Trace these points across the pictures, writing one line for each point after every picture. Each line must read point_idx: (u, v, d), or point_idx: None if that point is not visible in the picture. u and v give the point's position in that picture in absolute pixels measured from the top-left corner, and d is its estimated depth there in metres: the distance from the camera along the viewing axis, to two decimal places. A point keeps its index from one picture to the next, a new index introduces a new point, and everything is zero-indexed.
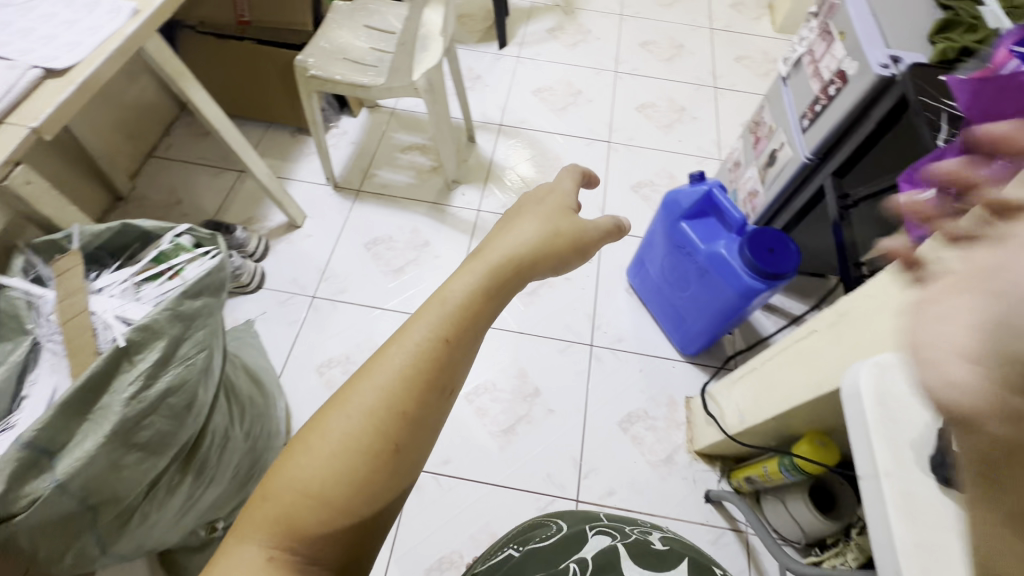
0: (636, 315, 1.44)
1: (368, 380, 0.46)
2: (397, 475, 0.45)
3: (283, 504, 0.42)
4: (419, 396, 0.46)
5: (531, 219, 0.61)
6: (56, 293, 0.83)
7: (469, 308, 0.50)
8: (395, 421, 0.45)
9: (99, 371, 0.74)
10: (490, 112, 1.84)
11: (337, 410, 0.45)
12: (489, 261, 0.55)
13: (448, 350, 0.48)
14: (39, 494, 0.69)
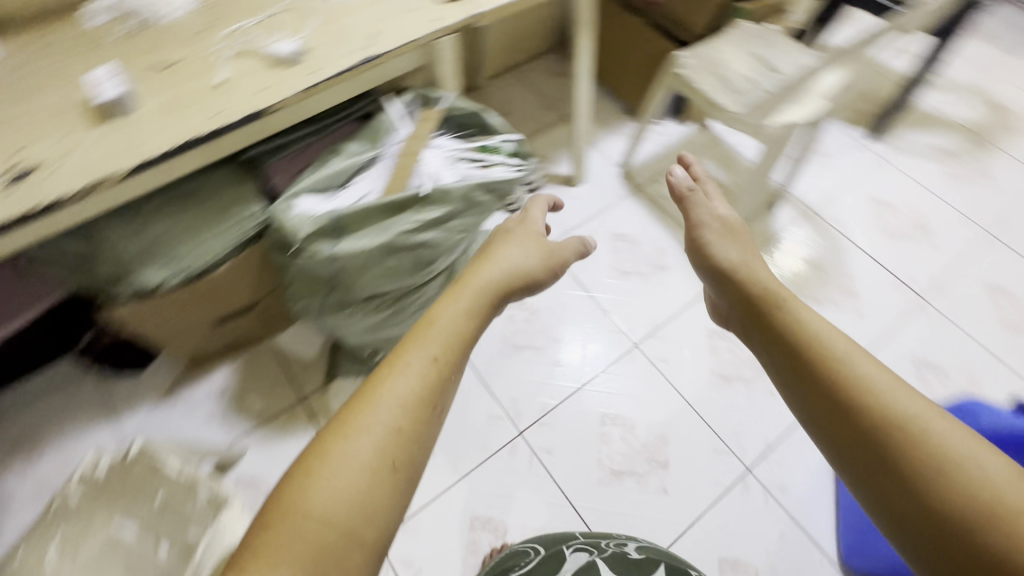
0: (818, 480, 1.21)
1: (371, 402, 0.52)
2: (399, 489, 0.50)
3: (292, 531, 0.45)
4: (415, 414, 0.53)
5: (508, 251, 0.76)
6: (410, 131, 1.04)
7: (449, 327, 0.61)
8: (394, 442, 0.51)
9: (396, 201, 0.93)
10: (809, 191, 1.67)
11: (344, 432, 0.50)
12: (468, 286, 0.68)
13: (438, 366, 0.56)
14: (318, 253, 0.91)
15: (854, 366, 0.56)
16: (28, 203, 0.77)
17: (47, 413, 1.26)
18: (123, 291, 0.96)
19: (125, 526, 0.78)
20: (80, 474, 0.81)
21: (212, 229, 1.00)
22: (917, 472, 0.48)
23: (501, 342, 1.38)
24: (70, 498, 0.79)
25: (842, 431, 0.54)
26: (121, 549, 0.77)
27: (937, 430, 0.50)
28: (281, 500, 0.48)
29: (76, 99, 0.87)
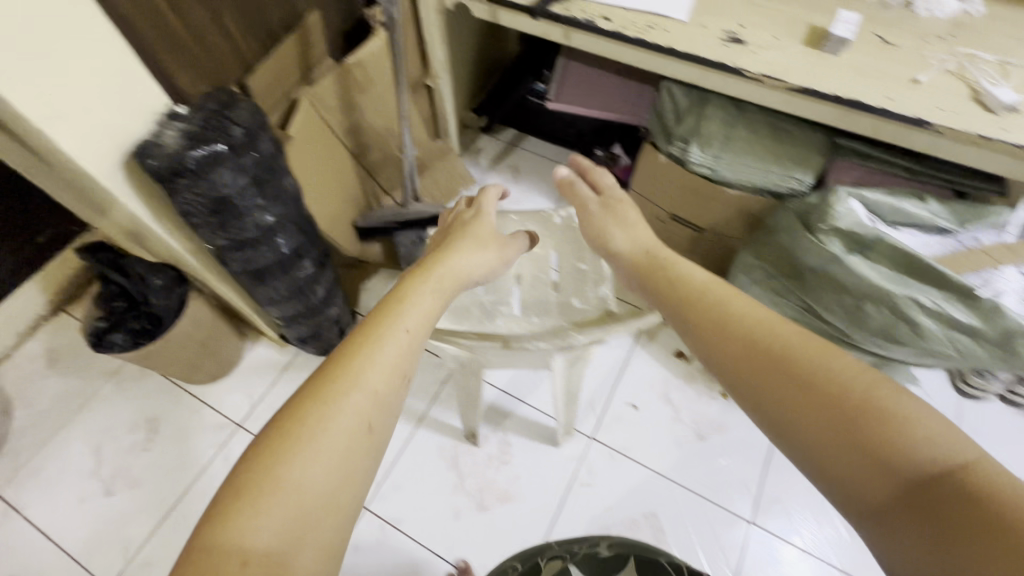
0: None
1: (356, 376, 0.64)
2: (370, 451, 0.61)
3: (277, 499, 0.54)
4: (375, 389, 0.64)
5: (479, 250, 0.89)
6: (1007, 240, 0.92)
7: (421, 303, 0.75)
8: (365, 410, 0.62)
9: (942, 275, 0.85)
10: None
11: (327, 404, 0.60)
12: (438, 275, 0.82)
13: (410, 339, 0.70)
14: (822, 246, 0.93)
15: (742, 312, 0.60)
16: (726, 60, 0.97)
17: (535, 167, 1.71)
18: (675, 146, 1.18)
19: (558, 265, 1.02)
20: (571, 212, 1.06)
21: (764, 163, 1.10)
22: (854, 408, 0.49)
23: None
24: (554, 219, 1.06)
25: (749, 367, 0.56)
26: (544, 269, 1.03)
27: (843, 368, 0.53)
28: (274, 459, 0.56)
29: (811, 21, 1.01)
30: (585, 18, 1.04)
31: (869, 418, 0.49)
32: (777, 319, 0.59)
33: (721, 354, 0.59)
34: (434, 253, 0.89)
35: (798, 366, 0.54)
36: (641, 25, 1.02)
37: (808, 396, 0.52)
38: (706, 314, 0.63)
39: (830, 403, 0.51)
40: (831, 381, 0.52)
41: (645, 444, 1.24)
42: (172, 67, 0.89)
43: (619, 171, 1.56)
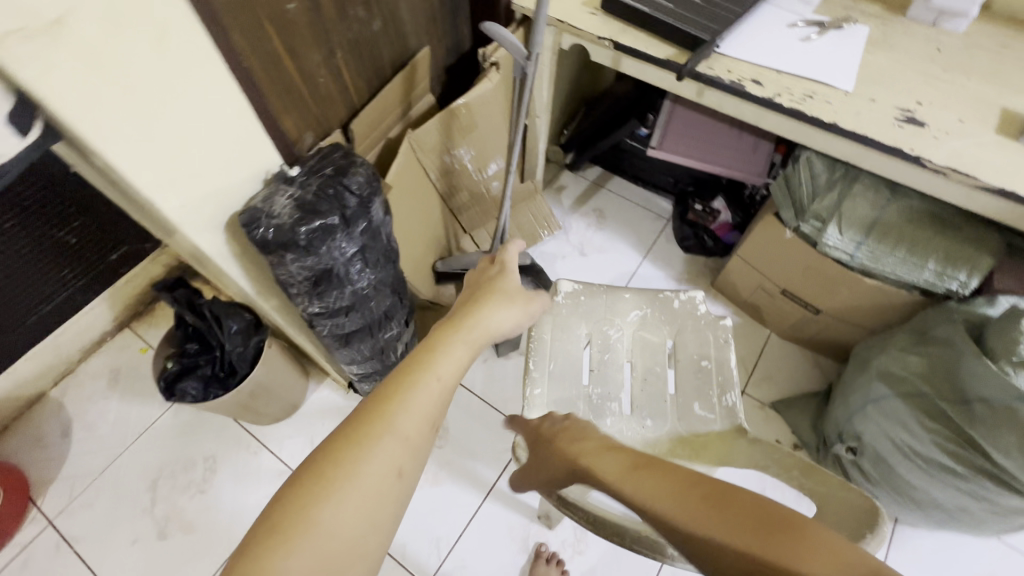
0: None
1: (390, 416, 0.58)
2: (400, 499, 0.55)
3: (305, 547, 0.48)
4: (403, 426, 0.58)
5: (504, 306, 0.78)
6: None
7: (456, 350, 0.68)
8: (399, 456, 0.56)
9: None
10: None
11: (360, 444, 0.55)
12: (473, 332, 0.72)
13: (443, 382, 0.63)
14: (1006, 376, 0.78)
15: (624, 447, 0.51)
16: (904, 145, 0.83)
17: (621, 211, 1.58)
18: (808, 223, 1.05)
19: (677, 357, 0.93)
20: (691, 296, 0.97)
21: (919, 257, 0.96)
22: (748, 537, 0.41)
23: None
24: (674, 301, 0.97)
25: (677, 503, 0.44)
26: (656, 359, 0.94)
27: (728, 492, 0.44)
28: (306, 502, 0.50)
29: (1003, 104, 0.87)
30: (732, 79, 0.91)
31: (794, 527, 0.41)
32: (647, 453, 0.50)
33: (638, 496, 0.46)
34: (458, 305, 0.79)
35: (725, 494, 0.43)
36: (797, 94, 0.89)
37: (721, 520, 0.42)
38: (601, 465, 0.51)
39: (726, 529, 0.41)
40: (719, 505, 0.43)
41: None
42: (280, 113, 0.81)
43: (718, 228, 1.44)
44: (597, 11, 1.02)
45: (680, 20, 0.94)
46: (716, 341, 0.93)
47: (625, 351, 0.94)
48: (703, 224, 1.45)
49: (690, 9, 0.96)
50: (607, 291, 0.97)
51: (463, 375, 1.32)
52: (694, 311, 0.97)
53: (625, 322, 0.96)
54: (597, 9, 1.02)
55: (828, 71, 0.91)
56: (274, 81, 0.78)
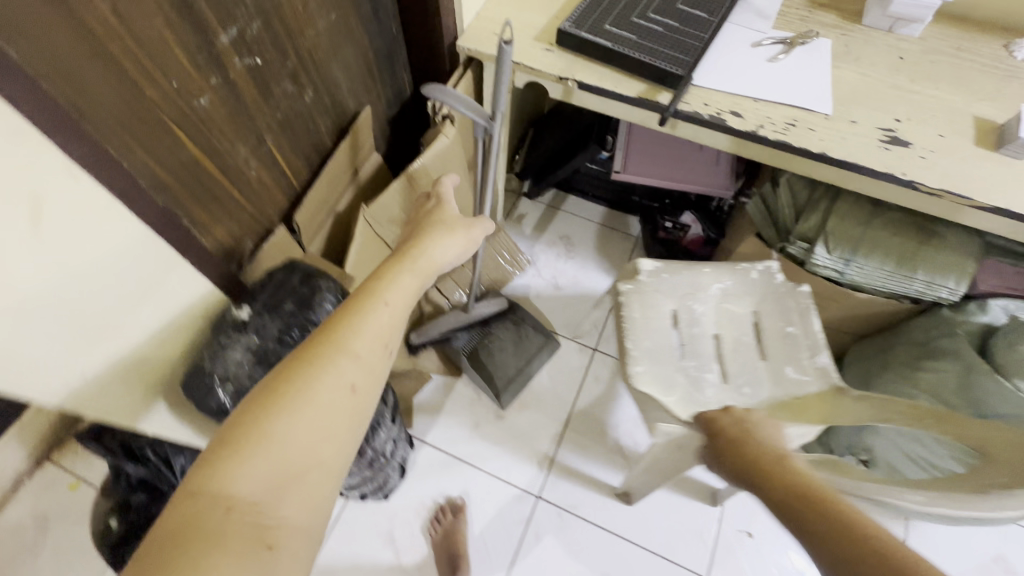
0: None
1: (343, 339, 0.56)
2: (358, 414, 0.54)
3: (257, 457, 0.47)
4: (353, 344, 0.56)
5: (447, 236, 0.80)
6: None
7: (405, 280, 0.67)
8: (354, 373, 0.55)
9: None
10: None
11: (314, 363, 0.53)
12: (418, 263, 0.72)
13: (393, 310, 0.62)
14: None
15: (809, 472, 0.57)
16: (896, 170, 0.80)
17: (589, 234, 1.51)
18: (794, 243, 1.02)
19: (763, 327, 0.93)
20: (768, 265, 0.97)
21: (908, 268, 0.95)
22: None
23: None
24: (754, 271, 0.96)
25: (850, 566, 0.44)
26: (744, 329, 0.94)
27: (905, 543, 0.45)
28: (263, 413, 0.49)
29: (974, 112, 0.86)
30: (711, 113, 0.85)
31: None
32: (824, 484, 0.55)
33: (816, 543, 0.48)
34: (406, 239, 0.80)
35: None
36: (781, 123, 0.84)
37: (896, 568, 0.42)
38: (797, 491, 0.53)
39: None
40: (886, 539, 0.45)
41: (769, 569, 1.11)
42: (207, 225, 0.66)
43: (690, 242, 1.39)
44: (552, 46, 0.92)
45: (646, 54, 0.86)
46: (801, 308, 0.93)
47: (710, 325, 0.94)
48: (675, 239, 1.41)
49: (654, 39, 0.88)
50: (688, 267, 0.95)
51: (458, 446, 1.21)
52: (774, 280, 0.96)
53: (708, 295, 0.95)
54: (551, 43, 0.93)
55: (805, 93, 0.87)
56: (194, 191, 0.63)
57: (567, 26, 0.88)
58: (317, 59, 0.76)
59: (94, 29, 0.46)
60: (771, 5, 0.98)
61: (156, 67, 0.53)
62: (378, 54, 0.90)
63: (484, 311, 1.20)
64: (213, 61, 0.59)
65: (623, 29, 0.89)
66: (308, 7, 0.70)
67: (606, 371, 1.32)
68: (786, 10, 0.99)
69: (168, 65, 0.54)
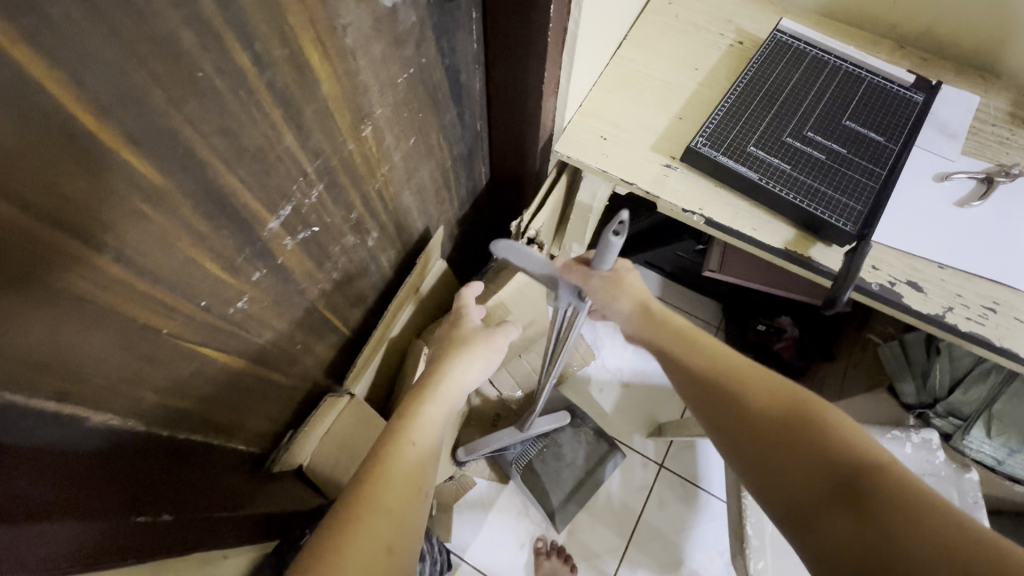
0: None
1: (372, 498, 0.46)
2: None
3: None
4: (379, 496, 0.47)
5: (475, 349, 0.65)
6: None
7: (427, 411, 0.57)
8: (385, 534, 0.44)
9: None
10: None
11: (340, 544, 0.42)
12: (444, 390, 0.60)
13: (419, 448, 0.53)
14: None
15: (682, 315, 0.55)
16: None
17: None
18: (939, 415, 0.82)
19: None
20: (926, 438, 0.79)
21: None
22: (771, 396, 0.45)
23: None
24: (908, 443, 0.79)
25: (696, 382, 0.49)
26: None
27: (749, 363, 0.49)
28: None
29: None
30: (881, 283, 0.66)
31: (821, 422, 0.43)
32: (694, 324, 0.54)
33: (681, 375, 0.50)
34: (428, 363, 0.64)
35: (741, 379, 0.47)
36: (975, 307, 0.65)
37: (750, 387, 0.46)
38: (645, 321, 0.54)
39: (754, 394, 0.46)
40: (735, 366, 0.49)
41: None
42: (225, 424, 0.52)
43: (784, 349, 1.15)
44: (675, 162, 0.73)
45: (804, 195, 0.67)
46: (965, 503, 0.76)
47: None
48: (764, 344, 1.17)
49: (814, 172, 0.68)
50: None
51: (501, 569, 1.09)
52: (931, 458, 0.79)
53: None
54: (674, 158, 0.73)
55: (1009, 262, 0.66)
56: (223, 395, 0.49)
57: (701, 144, 0.70)
58: (387, 195, 0.59)
59: (94, 296, 0.31)
60: (961, 118, 0.75)
61: (179, 294, 0.37)
62: (457, 159, 0.73)
63: (541, 427, 1.04)
64: (262, 254, 0.44)
65: (774, 153, 0.70)
66: (384, 143, 0.53)
67: (675, 497, 1.14)
68: (979, 126, 0.76)
69: (195, 286, 0.38)
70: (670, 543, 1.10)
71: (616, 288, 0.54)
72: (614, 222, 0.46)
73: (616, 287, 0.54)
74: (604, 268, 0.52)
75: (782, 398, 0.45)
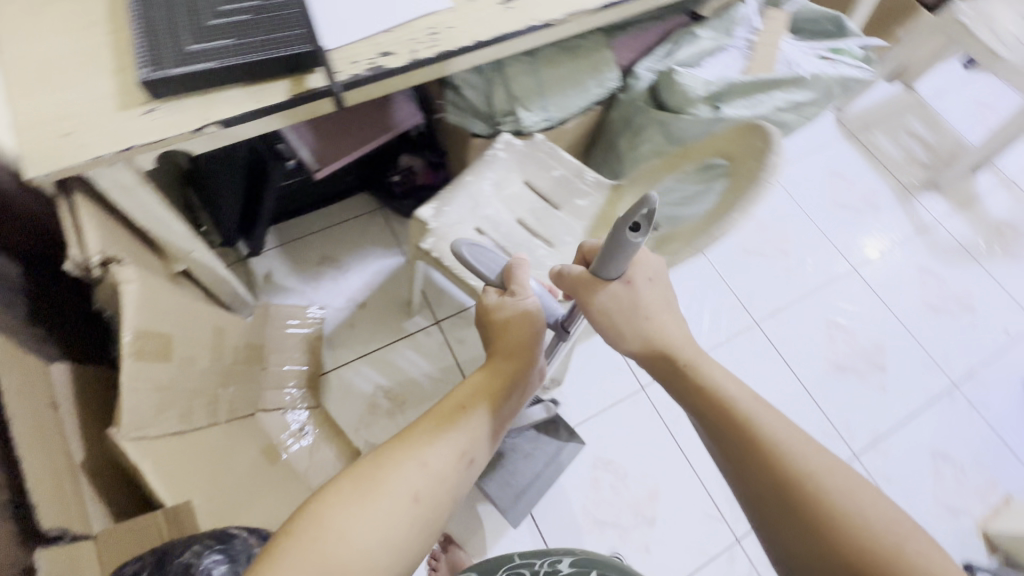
0: (1014, 404, 1.37)
1: (415, 448, 0.57)
2: (421, 527, 0.54)
3: (313, 542, 0.48)
4: (424, 454, 0.57)
5: (528, 339, 0.69)
6: (760, 25, 1.14)
7: (485, 378, 0.66)
8: (419, 481, 0.55)
9: (777, 79, 1.03)
10: (1011, 161, 1.73)
11: (381, 475, 0.54)
12: (499, 363, 0.68)
13: (467, 412, 0.62)
14: (697, 116, 1.03)
15: (749, 413, 0.56)
16: (529, 21, 0.89)
17: (343, 241, 1.40)
18: (503, 121, 1.09)
19: (539, 186, 1.04)
20: (506, 140, 1.04)
21: (583, 84, 1.11)
22: (826, 507, 0.49)
23: (785, 210, 1.57)
24: (500, 151, 1.03)
25: (758, 478, 0.53)
26: (530, 199, 1.04)
27: (816, 466, 0.52)
28: (328, 502, 0.51)
29: None
30: (366, 68, 0.80)
31: (862, 545, 0.47)
32: (768, 415, 0.56)
33: (739, 470, 0.55)
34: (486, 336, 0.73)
35: (822, 518, 0.49)
36: (425, 38, 0.84)
37: (805, 507, 0.50)
38: (713, 401, 0.58)
39: (810, 509, 0.50)
40: (795, 471, 0.52)
41: (692, 320, 1.39)
42: None
43: (424, 177, 1.38)
44: (150, 104, 0.72)
45: (261, 51, 0.73)
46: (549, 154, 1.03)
47: (507, 215, 1.01)
48: (412, 188, 1.38)
49: (253, 30, 0.74)
50: (457, 188, 0.99)
51: None
52: (517, 147, 1.04)
53: (488, 197, 1.01)
54: (146, 102, 0.72)
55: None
56: None
57: (149, 74, 0.69)
58: None
59: None
60: None
61: None
62: None
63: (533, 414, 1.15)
64: None
65: (213, 38, 0.73)
66: None
67: (464, 329, 1.32)
68: None
69: None
70: (485, 355, 1.30)
71: (637, 309, 0.64)
72: (637, 212, 0.52)
73: (629, 294, 0.64)
74: (610, 265, 0.60)
75: (834, 517, 0.49)
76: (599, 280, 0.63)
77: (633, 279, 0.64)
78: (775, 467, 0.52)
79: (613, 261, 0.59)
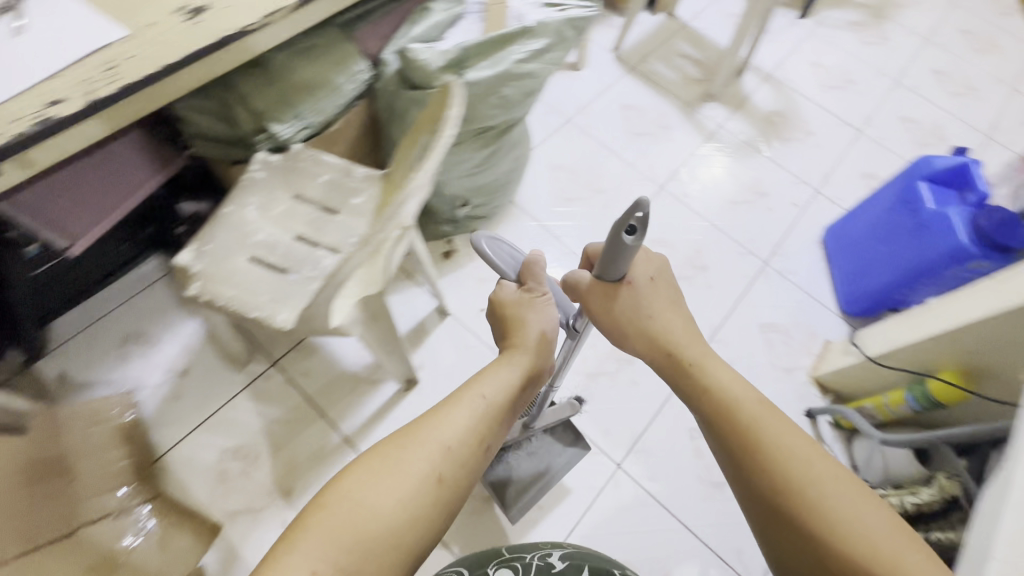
0: (815, 262, 1.56)
1: (431, 431, 0.62)
2: (438, 503, 0.59)
3: (343, 511, 0.54)
4: (447, 444, 0.62)
5: (530, 338, 0.73)
6: None
7: (493, 369, 0.70)
8: (438, 463, 0.60)
9: (509, 33, 1.07)
10: (765, 59, 1.96)
11: (404, 450, 0.59)
12: (506, 360, 0.71)
13: (482, 406, 0.66)
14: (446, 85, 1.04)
15: (763, 425, 0.61)
16: (223, 31, 0.84)
17: (146, 312, 1.27)
18: (259, 138, 1.04)
19: (309, 194, 1.00)
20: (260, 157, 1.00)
21: (332, 81, 1.07)
22: (813, 499, 0.55)
23: (590, 152, 1.66)
24: (258, 172, 0.99)
25: (758, 474, 0.59)
26: (305, 211, 1.00)
27: (818, 471, 0.57)
28: (359, 473, 0.57)
29: None
30: (32, 122, 0.71)
31: (840, 537, 0.53)
32: (780, 424, 0.61)
33: (741, 465, 0.60)
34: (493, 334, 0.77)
35: (811, 509, 0.55)
36: (101, 75, 0.76)
37: (799, 503, 0.56)
38: (722, 403, 0.63)
39: (798, 500, 0.56)
40: (790, 469, 0.57)
41: None
42: None
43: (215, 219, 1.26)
44: None
45: None
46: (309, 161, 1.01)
47: (282, 234, 0.96)
48: None
49: None
50: (218, 223, 0.94)
51: None
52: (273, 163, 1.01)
53: (255, 221, 0.95)
54: None
55: (85, 35, 0.78)
56: None
57: None
58: None
59: None
60: None
61: None
62: None
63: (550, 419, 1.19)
64: None
65: None
66: None
67: (304, 360, 1.26)
68: None
69: None
70: (335, 378, 1.25)
71: (645, 319, 0.67)
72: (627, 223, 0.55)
73: (630, 299, 0.67)
74: (612, 270, 0.61)
75: (822, 509, 0.55)
76: (609, 285, 0.66)
77: (635, 280, 0.67)
78: (776, 465, 0.58)
79: (614, 265, 0.61)
